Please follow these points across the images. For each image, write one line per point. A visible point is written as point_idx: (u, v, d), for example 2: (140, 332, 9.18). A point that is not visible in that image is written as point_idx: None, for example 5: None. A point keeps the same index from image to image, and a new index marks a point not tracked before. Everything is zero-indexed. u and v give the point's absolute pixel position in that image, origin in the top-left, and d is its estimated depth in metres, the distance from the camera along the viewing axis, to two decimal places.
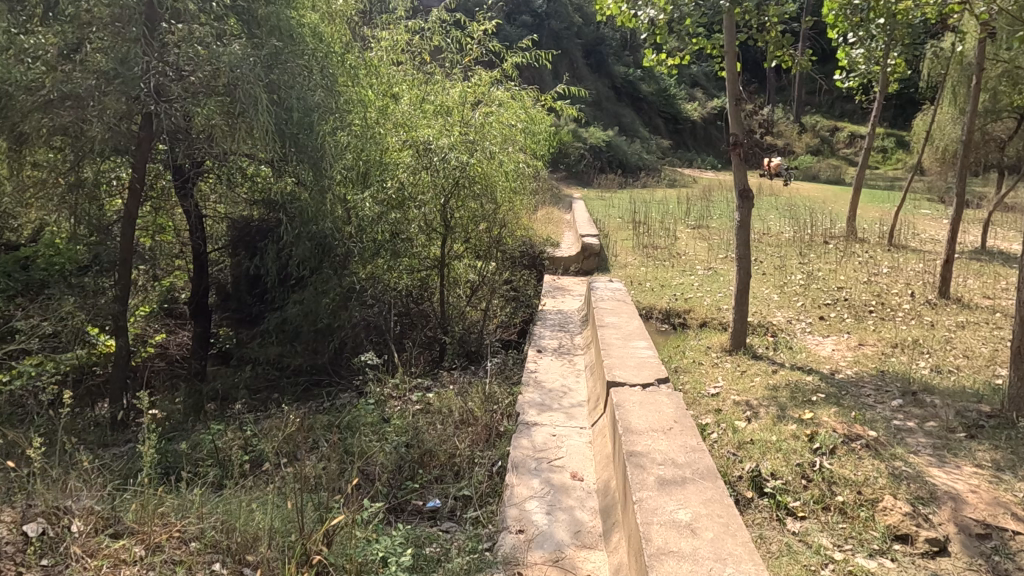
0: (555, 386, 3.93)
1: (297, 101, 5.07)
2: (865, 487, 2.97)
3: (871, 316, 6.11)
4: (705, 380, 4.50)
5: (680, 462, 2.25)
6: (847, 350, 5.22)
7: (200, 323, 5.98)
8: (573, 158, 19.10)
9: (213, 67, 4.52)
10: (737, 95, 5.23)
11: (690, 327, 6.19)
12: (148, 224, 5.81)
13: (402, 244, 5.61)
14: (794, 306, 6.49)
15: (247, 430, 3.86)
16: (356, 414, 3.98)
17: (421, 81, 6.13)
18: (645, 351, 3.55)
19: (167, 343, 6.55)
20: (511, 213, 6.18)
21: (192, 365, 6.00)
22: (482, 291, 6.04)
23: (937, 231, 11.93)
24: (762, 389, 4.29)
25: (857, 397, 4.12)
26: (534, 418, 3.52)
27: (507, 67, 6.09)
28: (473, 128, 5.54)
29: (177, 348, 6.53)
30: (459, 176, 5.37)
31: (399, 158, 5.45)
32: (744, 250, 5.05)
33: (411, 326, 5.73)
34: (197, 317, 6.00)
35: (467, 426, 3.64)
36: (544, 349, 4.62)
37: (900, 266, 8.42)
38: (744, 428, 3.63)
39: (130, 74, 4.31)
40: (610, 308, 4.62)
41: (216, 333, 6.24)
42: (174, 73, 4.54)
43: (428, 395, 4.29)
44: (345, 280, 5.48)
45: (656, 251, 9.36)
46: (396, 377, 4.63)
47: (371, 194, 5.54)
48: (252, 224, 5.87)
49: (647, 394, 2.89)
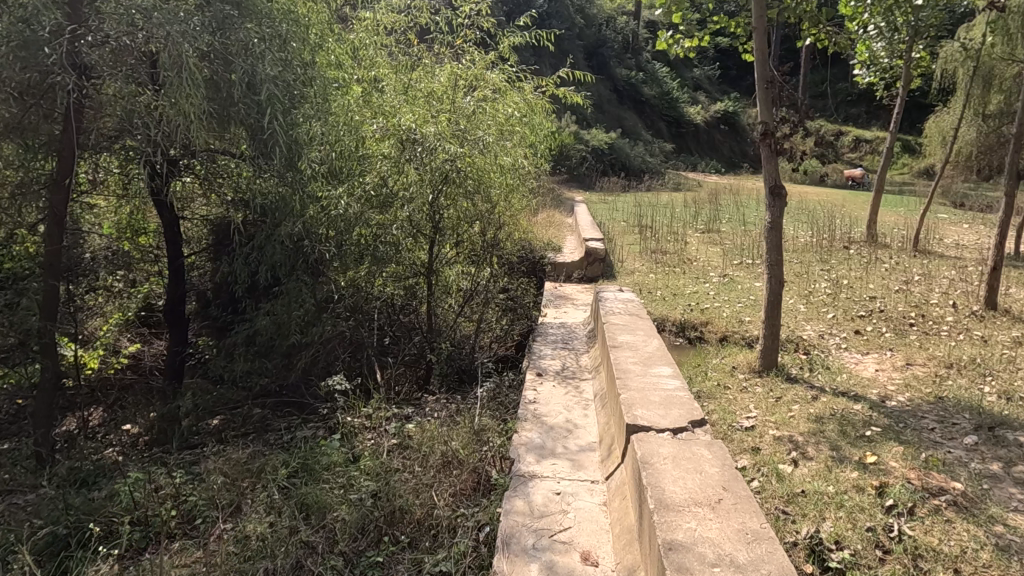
0: (558, 422, 3.23)
1: (247, 76, 4.38)
2: (964, 563, 2.29)
3: (912, 330, 5.44)
4: (736, 411, 3.81)
5: (742, 562, 1.58)
6: (893, 371, 4.53)
7: (176, 334, 5.28)
8: (574, 160, 18.43)
9: (140, 34, 3.98)
10: (768, 78, 4.53)
11: (708, 341, 5.53)
12: (123, 225, 5.23)
13: (388, 249, 4.78)
14: (824, 318, 5.82)
15: (185, 474, 3.18)
16: (318, 453, 3.31)
17: (406, 67, 5.42)
18: (671, 381, 2.84)
19: (141, 355, 5.77)
20: (511, 214, 5.44)
21: (166, 386, 5.36)
22: (477, 301, 5.29)
23: (961, 236, 11.28)
24: (804, 422, 3.59)
25: (919, 432, 3.45)
26: (533, 465, 2.83)
27: (504, 48, 5.38)
28: (464, 115, 4.84)
29: (152, 361, 5.74)
30: (448, 170, 4.61)
31: (378, 150, 4.75)
32: (775, 257, 4.37)
33: (397, 338, 5.03)
34: (175, 328, 5.31)
35: (450, 471, 2.96)
36: (545, 373, 3.91)
37: (931, 274, 7.76)
38: (792, 475, 2.95)
39: (35, 37, 3.79)
40: (622, 323, 3.90)
41: (194, 343, 5.55)
42: (94, 39, 3.97)
43: (409, 426, 3.62)
44: (319, 290, 4.89)
45: (665, 257, 8.67)
46: (371, 404, 3.96)
47: (346, 190, 4.73)
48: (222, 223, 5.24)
49: (681, 445, 2.20)
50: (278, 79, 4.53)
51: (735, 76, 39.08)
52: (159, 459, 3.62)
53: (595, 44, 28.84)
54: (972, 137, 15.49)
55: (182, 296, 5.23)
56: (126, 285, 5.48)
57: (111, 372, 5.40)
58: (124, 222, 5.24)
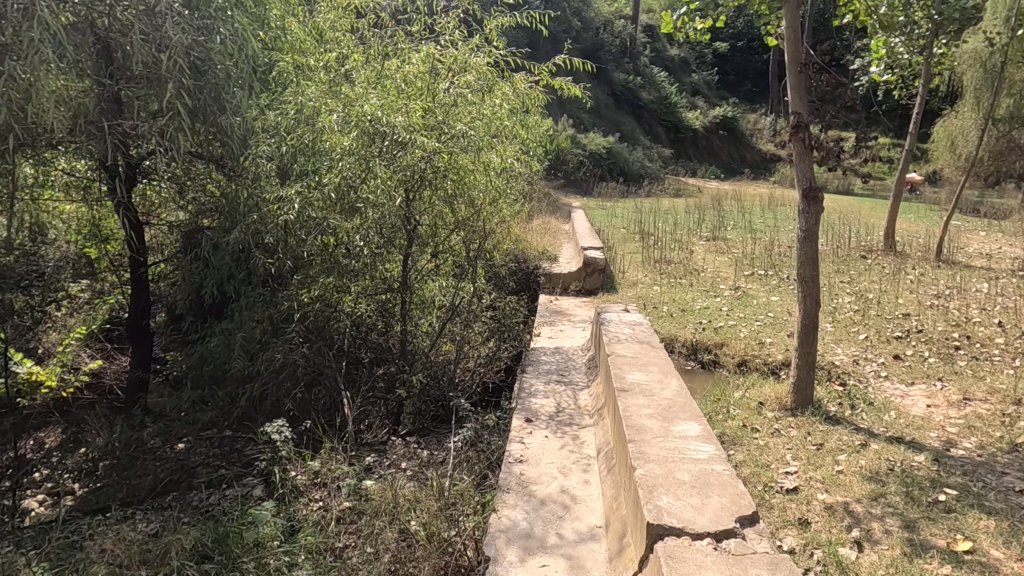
0: (553, 493, 2.51)
1: (154, 48, 3.85)
2: None
3: (960, 355, 4.74)
4: (771, 464, 3.11)
5: None
6: (950, 409, 3.83)
7: (139, 350, 4.88)
8: (571, 166, 17.80)
9: (16, 8, 3.47)
10: (803, 60, 3.78)
11: (724, 367, 4.85)
12: (85, 230, 4.78)
13: (351, 262, 4.03)
14: (856, 339, 5.12)
15: (65, 560, 2.46)
16: (240, 527, 2.58)
17: (378, 51, 4.60)
18: (702, 449, 2.12)
19: (102, 371, 5.26)
20: (500, 222, 4.70)
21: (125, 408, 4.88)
22: (457, 322, 4.45)
23: (983, 245, 10.61)
24: (859, 482, 2.89)
25: (1007, 497, 2.75)
26: (517, 562, 2.12)
27: (490, 29, 4.61)
28: (442, 105, 4.08)
29: (115, 379, 5.19)
30: (423, 171, 3.89)
31: (335, 146, 3.96)
32: (811, 272, 3.67)
33: (364, 366, 4.28)
34: (138, 345, 4.88)
35: (410, 560, 2.24)
36: (535, 418, 3.16)
37: (964, 287, 7.07)
38: (862, 566, 2.24)
39: None
40: (630, 356, 3.15)
41: (160, 360, 5.18)
42: None
43: (365, 485, 2.92)
44: (275, 310, 4.27)
45: (670, 267, 7.99)
46: (322, 453, 3.24)
47: (298, 189, 3.96)
48: (188, 233, 4.74)
49: (732, 569, 1.51)
50: (181, 51, 3.86)
51: (734, 80, 38.36)
52: (50, 530, 2.90)
53: (592, 47, 28.17)
54: (983, 141, 14.83)
55: (152, 307, 4.80)
56: (93, 297, 4.97)
57: (67, 393, 4.80)
58: (86, 226, 4.79)
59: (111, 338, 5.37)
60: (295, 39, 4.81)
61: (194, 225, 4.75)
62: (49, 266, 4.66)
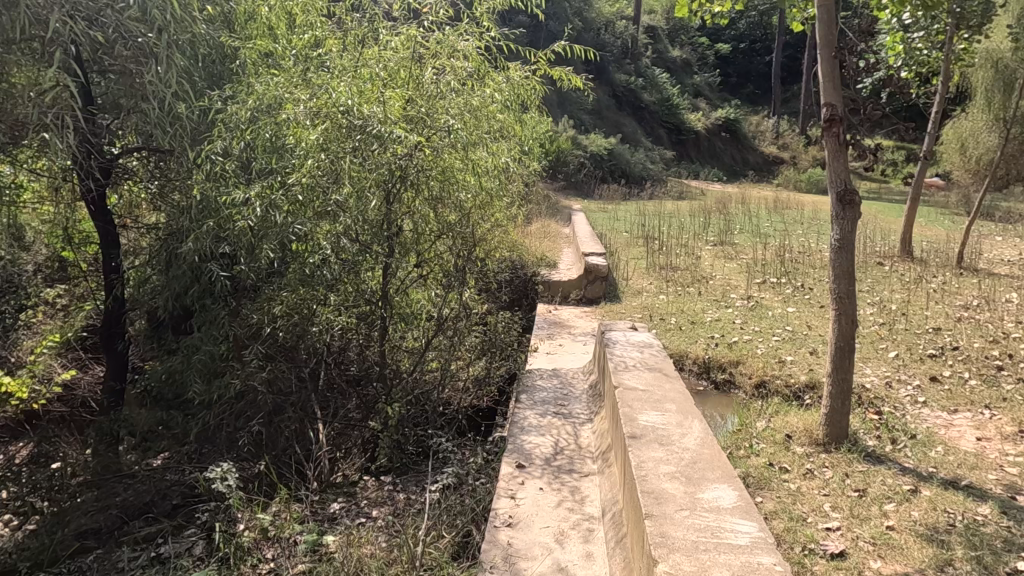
0: (550, 569, 2.03)
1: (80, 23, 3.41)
2: None
3: (1005, 377, 4.27)
4: (807, 515, 2.64)
5: None
6: (1004, 444, 3.36)
7: (111, 356, 4.31)
8: (572, 167, 17.31)
9: None
10: (838, 43, 3.29)
11: (740, 388, 4.38)
12: (54, 233, 4.34)
13: (321, 273, 3.54)
14: (886, 357, 4.65)
15: None
16: None
17: (355, 36, 4.11)
18: (741, 526, 1.64)
19: (78, 383, 4.66)
20: (494, 228, 4.21)
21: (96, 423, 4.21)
22: (443, 341, 3.97)
23: (1002, 250, 10.15)
24: (917, 543, 2.42)
25: None
26: None
27: (481, 12, 4.12)
28: (425, 95, 3.59)
29: (89, 391, 4.58)
30: (403, 168, 3.40)
31: (301, 141, 3.49)
32: (846, 288, 3.19)
33: (337, 390, 3.81)
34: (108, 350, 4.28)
35: None
36: (528, 462, 2.67)
37: (992, 296, 6.61)
38: None
39: None
40: (642, 389, 2.67)
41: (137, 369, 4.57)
42: None
43: (324, 544, 2.45)
44: (236, 326, 3.79)
45: (676, 274, 7.52)
46: (279, 500, 2.77)
47: (257, 190, 3.48)
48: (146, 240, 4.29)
49: None
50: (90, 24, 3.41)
51: (735, 82, 37.87)
52: None
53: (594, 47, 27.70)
54: (996, 142, 14.39)
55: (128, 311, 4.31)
56: (74, 301, 4.68)
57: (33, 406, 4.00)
58: (58, 231, 4.34)
59: (87, 347, 4.81)
60: (266, 23, 4.33)
61: (151, 230, 4.29)
62: (27, 271, 4.67)
